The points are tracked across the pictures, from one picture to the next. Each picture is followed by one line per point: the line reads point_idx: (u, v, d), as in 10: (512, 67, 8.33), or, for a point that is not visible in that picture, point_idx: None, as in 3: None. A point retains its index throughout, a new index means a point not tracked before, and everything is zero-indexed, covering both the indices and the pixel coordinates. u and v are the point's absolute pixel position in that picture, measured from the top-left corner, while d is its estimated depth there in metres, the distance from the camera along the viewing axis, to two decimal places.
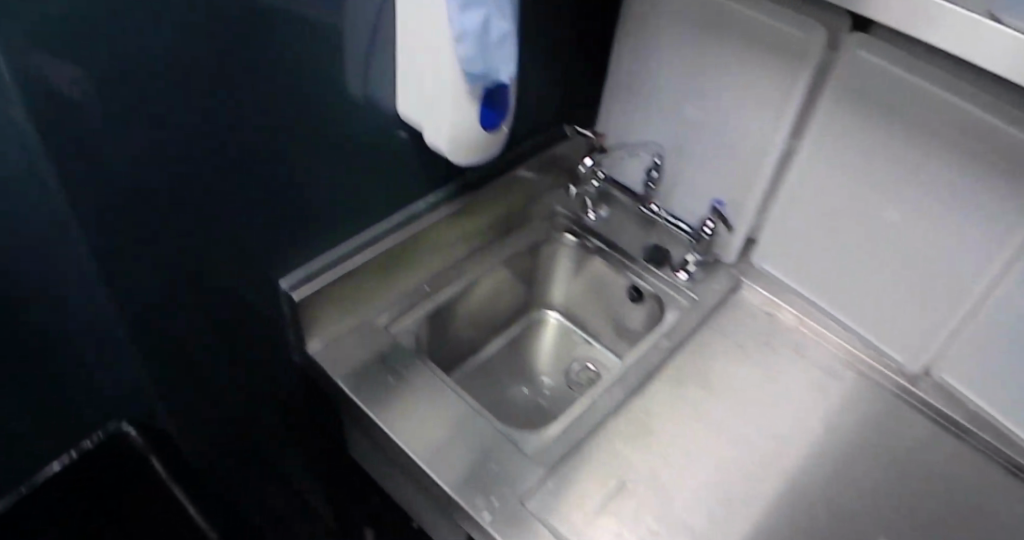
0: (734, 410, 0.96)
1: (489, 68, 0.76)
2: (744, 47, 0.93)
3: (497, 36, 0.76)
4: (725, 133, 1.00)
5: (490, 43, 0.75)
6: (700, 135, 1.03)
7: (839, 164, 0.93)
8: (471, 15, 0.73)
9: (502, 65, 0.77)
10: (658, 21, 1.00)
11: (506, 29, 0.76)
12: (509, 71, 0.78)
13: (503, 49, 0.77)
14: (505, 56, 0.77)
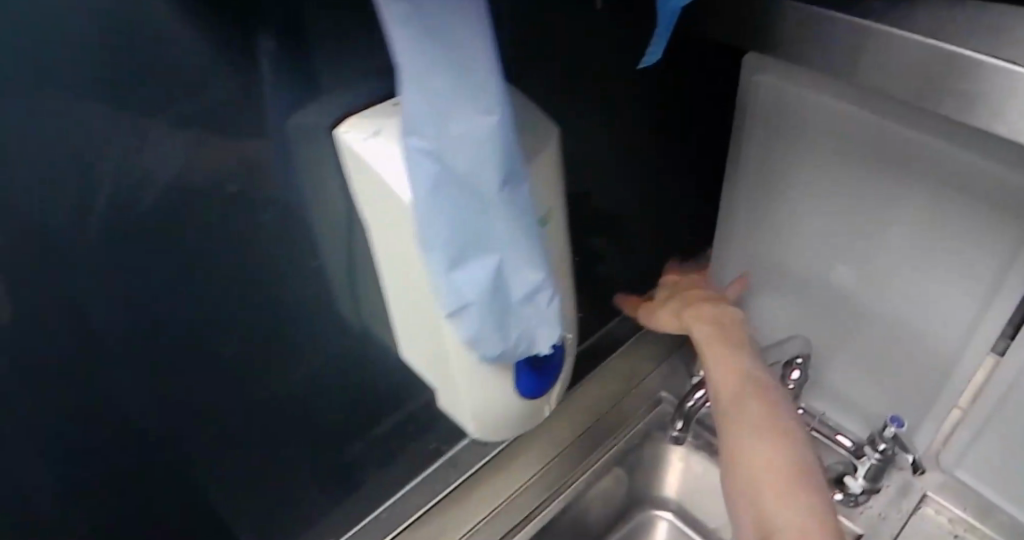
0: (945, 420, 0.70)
1: (517, 342, 0.48)
2: (933, 200, 0.59)
3: (520, 301, 0.46)
4: (906, 313, 0.67)
5: (514, 314, 0.46)
6: (863, 313, 0.70)
7: None
8: (470, 283, 0.44)
9: (541, 334, 0.48)
10: (791, 157, 0.66)
11: (535, 288, 0.46)
12: (551, 340, 0.49)
13: (537, 314, 0.47)
14: (542, 323, 0.48)
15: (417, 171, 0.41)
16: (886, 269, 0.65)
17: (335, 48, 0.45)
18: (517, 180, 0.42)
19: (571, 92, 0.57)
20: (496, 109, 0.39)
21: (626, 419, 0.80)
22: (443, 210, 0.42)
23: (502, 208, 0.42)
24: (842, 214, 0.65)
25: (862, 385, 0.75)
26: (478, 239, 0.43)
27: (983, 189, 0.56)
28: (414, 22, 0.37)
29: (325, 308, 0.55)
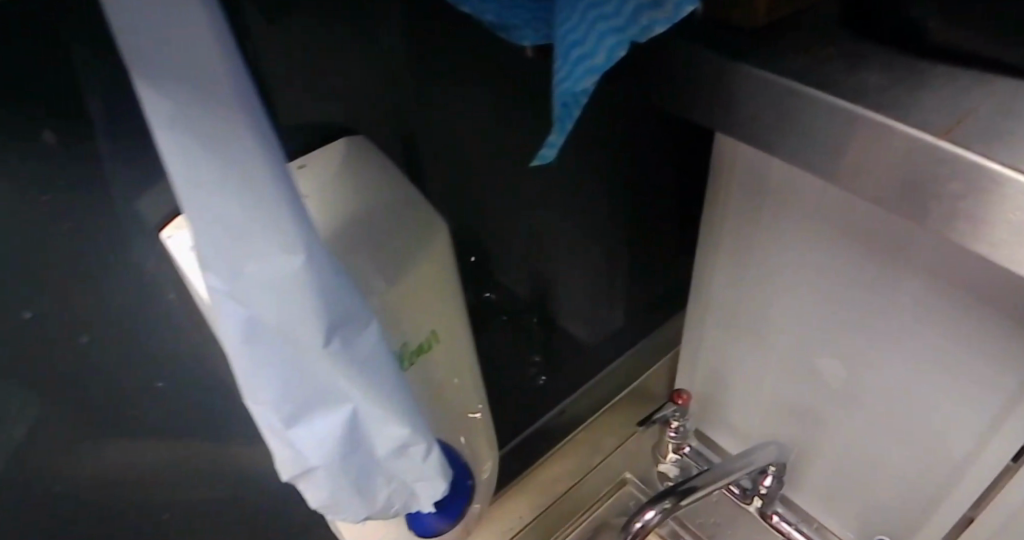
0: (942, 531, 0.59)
1: (390, 501, 0.39)
2: (934, 303, 0.48)
3: (387, 460, 0.37)
4: (900, 421, 0.56)
5: (380, 472, 0.37)
6: (852, 410, 0.59)
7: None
8: (316, 450, 0.35)
9: (421, 485, 0.40)
10: (767, 232, 0.56)
11: (404, 443, 0.37)
12: (435, 492, 0.40)
13: (411, 469, 0.38)
14: (420, 477, 0.39)
15: (226, 323, 0.31)
16: (879, 366, 0.55)
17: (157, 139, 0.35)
18: (358, 324, 0.33)
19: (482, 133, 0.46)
20: (309, 248, 0.30)
21: (588, 502, 0.73)
22: (266, 369, 0.32)
23: (338, 362, 0.33)
24: (826, 287, 0.54)
25: (850, 487, 0.64)
26: (318, 399, 0.34)
27: (1003, 298, 0.44)
28: (179, 140, 0.26)
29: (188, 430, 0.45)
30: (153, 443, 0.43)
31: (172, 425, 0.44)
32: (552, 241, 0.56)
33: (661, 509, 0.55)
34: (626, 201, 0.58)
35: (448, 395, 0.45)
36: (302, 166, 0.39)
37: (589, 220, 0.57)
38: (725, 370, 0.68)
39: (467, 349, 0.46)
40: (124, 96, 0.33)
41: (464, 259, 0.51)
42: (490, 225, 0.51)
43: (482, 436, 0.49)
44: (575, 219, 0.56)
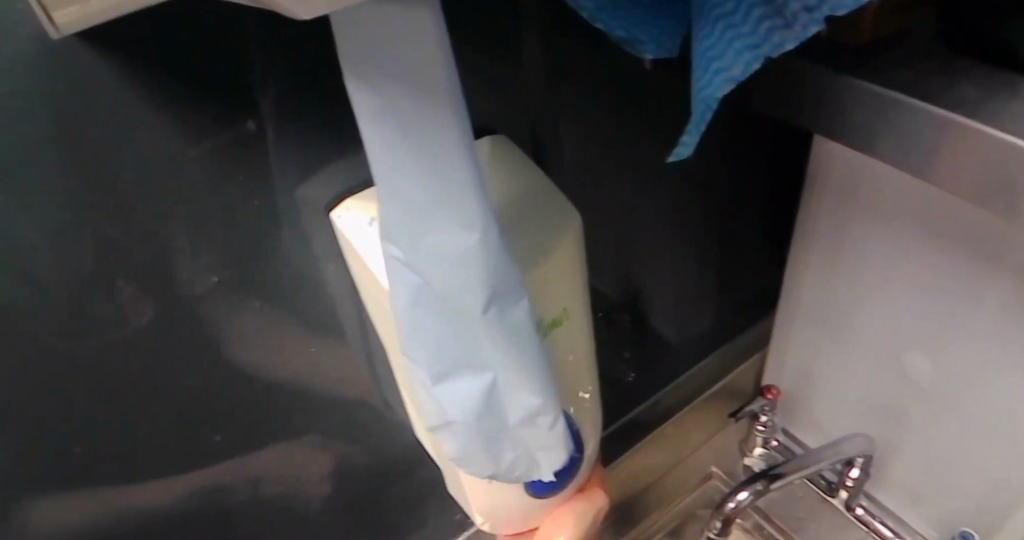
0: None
1: (512, 462, 0.45)
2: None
3: (515, 424, 0.43)
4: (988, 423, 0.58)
5: (509, 434, 0.43)
6: (940, 412, 0.62)
7: None
8: (459, 406, 0.41)
9: (541, 451, 0.45)
10: (862, 234, 0.59)
11: (532, 412, 0.42)
12: (552, 459, 0.46)
13: (535, 436, 0.44)
14: (541, 444, 0.44)
15: (401, 287, 0.38)
16: (967, 367, 0.57)
17: (333, 133, 0.42)
18: (511, 303, 0.39)
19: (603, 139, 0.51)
20: (483, 234, 0.36)
21: (677, 491, 0.76)
22: (429, 329, 0.39)
23: (491, 333, 0.38)
24: (917, 289, 0.57)
25: (935, 486, 0.66)
26: (467, 362, 0.40)
27: None
28: (395, 138, 0.33)
29: (333, 390, 0.52)
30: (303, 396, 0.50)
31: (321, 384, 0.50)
32: (652, 239, 0.61)
33: (754, 490, 0.60)
34: (721, 202, 0.63)
35: (567, 368, 0.49)
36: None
37: (685, 219, 0.62)
38: (814, 370, 0.72)
39: (587, 328, 0.49)
40: (306, 91, 0.40)
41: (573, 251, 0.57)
42: (597, 223, 0.57)
43: (592, 415, 0.53)
44: (673, 217, 0.61)
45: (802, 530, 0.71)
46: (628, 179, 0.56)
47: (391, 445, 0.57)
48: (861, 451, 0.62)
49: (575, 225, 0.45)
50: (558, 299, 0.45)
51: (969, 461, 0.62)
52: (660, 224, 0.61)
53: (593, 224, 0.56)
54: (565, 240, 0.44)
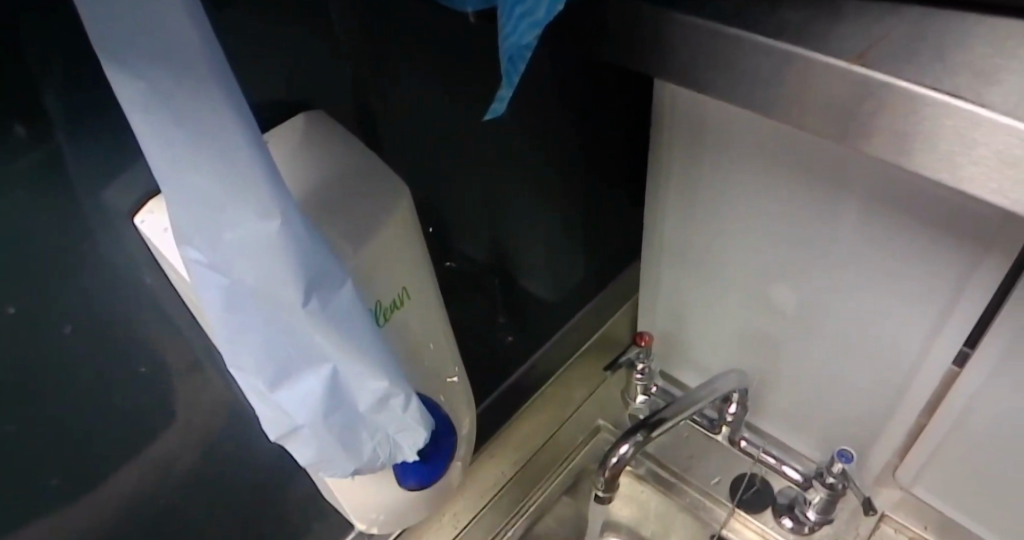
0: (892, 436, 0.64)
1: (378, 458, 0.41)
2: (874, 225, 0.52)
3: (368, 414, 0.38)
4: (853, 342, 0.61)
5: (359, 421, 0.38)
6: (806, 337, 0.64)
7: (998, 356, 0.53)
8: (301, 408, 0.37)
9: (400, 434, 0.41)
10: (711, 174, 0.60)
11: (384, 397, 0.38)
12: (417, 444, 0.41)
13: (394, 423, 0.40)
14: (403, 430, 0.40)
15: (209, 290, 0.33)
16: (827, 290, 0.59)
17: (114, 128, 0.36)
18: (334, 283, 0.35)
19: (437, 101, 0.48)
20: (284, 210, 0.32)
21: (567, 451, 0.76)
22: (251, 330, 0.34)
23: (315, 320, 0.34)
24: (771, 219, 0.58)
25: (808, 407, 0.68)
26: (300, 357, 0.35)
27: (922, 200, 0.49)
28: (160, 115, 0.28)
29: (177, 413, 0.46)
30: (145, 427, 0.45)
31: (158, 408, 0.45)
32: (510, 204, 0.59)
33: (634, 441, 0.58)
34: (577, 157, 0.61)
35: (424, 353, 0.46)
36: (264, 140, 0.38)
37: (542, 179, 0.60)
38: (688, 313, 0.72)
39: (438, 309, 0.46)
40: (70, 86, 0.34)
41: (423, 227, 0.53)
42: (446, 195, 0.53)
43: (462, 396, 0.51)
44: (529, 180, 0.59)
45: (692, 469, 0.73)
46: (477, 146, 0.53)
47: (250, 457, 0.52)
48: (734, 386, 0.62)
49: (407, 202, 0.41)
50: (394, 277, 0.41)
51: (836, 378, 0.64)
52: (516, 187, 0.58)
53: (443, 198, 0.53)
54: (392, 217, 0.40)
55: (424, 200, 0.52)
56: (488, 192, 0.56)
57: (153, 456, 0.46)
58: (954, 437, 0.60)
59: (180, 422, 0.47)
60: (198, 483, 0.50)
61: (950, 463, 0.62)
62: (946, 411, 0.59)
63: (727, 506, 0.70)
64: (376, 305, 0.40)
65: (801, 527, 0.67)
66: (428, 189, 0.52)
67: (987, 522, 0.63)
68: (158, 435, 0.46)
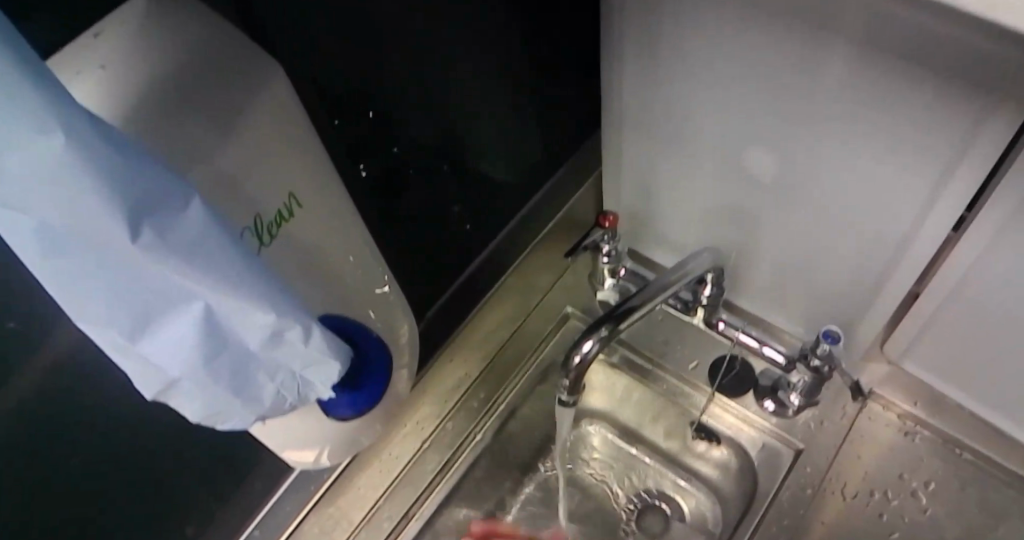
0: (881, 308, 0.59)
1: (285, 399, 0.34)
2: (866, 74, 0.44)
3: (260, 353, 0.32)
4: (840, 211, 0.54)
5: (250, 360, 0.32)
6: (788, 206, 0.57)
7: (1004, 220, 0.47)
8: (173, 359, 0.30)
9: (310, 371, 0.34)
10: (672, 22, 0.51)
11: (276, 331, 0.31)
12: (332, 378, 0.35)
13: (297, 358, 0.33)
14: (311, 364, 0.34)
15: (12, 237, 0.25)
16: (810, 154, 0.52)
17: None
18: (171, 202, 0.27)
19: None
20: (64, 121, 0.24)
21: (534, 343, 0.69)
22: (82, 278, 0.27)
23: (157, 257, 0.27)
24: (747, 72, 0.50)
25: (790, 281, 0.63)
26: (156, 300, 0.28)
27: (920, 39, 0.41)
28: None
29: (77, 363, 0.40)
30: (26, 380, 0.38)
31: (44, 360, 0.38)
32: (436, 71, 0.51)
33: (600, 337, 0.52)
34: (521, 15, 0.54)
35: (337, 267, 0.39)
36: (97, 33, 0.29)
37: (480, 43, 0.52)
38: (659, 188, 0.65)
39: (349, 212, 0.39)
40: None
41: (358, 116, 0.47)
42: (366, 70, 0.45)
43: (396, 306, 0.44)
44: (466, 46, 0.51)
45: (667, 354, 0.68)
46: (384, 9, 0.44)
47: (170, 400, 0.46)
48: (709, 266, 0.55)
49: (278, 86, 0.34)
50: (276, 184, 0.34)
51: (820, 248, 0.58)
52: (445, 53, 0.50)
53: (370, 76, 0.46)
54: (261, 110, 0.33)
55: (350, 86, 0.45)
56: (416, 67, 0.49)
57: (36, 415, 0.40)
58: (950, 308, 0.55)
59: (74, 374, 0.40)
60: (106, 435, 0.44)
61: (943, 333, 0.57)
62: (942, 279, 0.53)
63: (706, 390, 0.66)
64: (254, 221, 0.33)
65: (783, 409, 0.64)
66: (348, 73, 0.44)
67: (984, 396, 0.59)
68: (42, 388, 0.39)
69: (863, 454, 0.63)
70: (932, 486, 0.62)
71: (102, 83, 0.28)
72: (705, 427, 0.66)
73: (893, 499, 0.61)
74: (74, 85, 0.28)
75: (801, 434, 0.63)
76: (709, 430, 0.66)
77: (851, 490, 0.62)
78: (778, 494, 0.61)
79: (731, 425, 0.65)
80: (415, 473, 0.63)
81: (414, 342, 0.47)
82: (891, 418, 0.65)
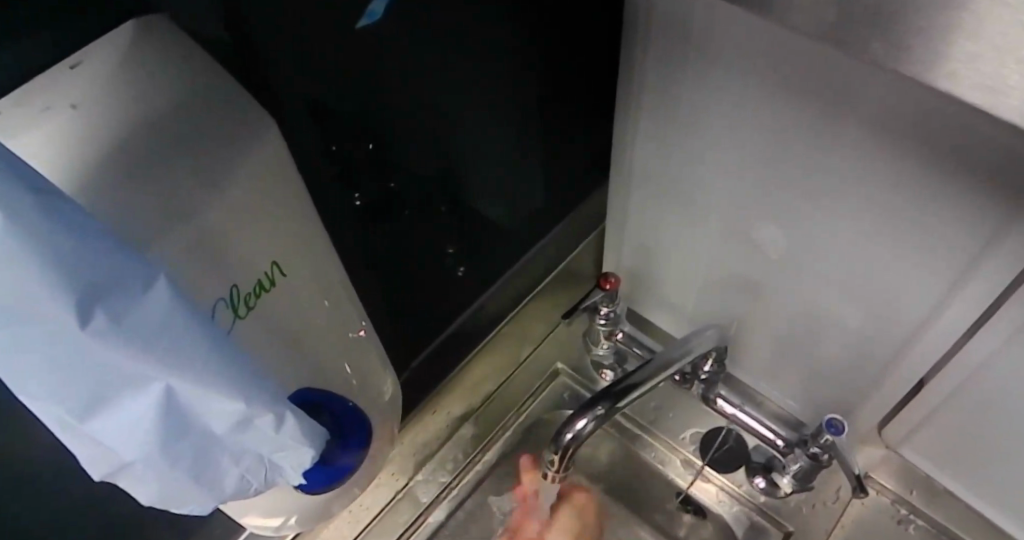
0: (881, 395, 0.57)
1: (250, 484, 0.31)
2: (887, 165, 0.43)
3: (225, 438, 0.29)
4: (848, 295, 0.52)
5: (214, 446, 0.29)
6: (793, 284, 0.55)
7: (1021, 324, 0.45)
8: (127, 446, 0.27)
9: (279, 457, 0.31)
10: (689, 87, 0.49)
11: (242, 418, 0.29)
12: (303, 463, 0.32)
13: (264, 444, 0.30)
14: (279, 450, 0.31)
15: None
16: (824, 238, 0.50)
17: None
18: (131, 284, 0.25)
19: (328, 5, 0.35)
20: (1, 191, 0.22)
21: (521, 398, 0.67)
22: (23, 361, 0.23)
23: (111, 343, 0.24)
24: (761, 146, 0.48)
25: (788, 357, 0.61)
26: (110, 384, 0.25)
27: (947, 134, 0.39)
28: None
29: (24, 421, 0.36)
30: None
31: None
32: (454, 123, 0.48)
33: (594, 416, 0.49)
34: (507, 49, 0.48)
35: (317, 335, 0.36)
36: (75, 63, 0.26)
37: (462, 81, 0.46)
38: (660, 251, 0.63)
39: (335, 277, 0.37)
40: None
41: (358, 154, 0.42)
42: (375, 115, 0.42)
43: (376, 372, 0.42)
44: (484, 99, 0.49)
45: (660, 422, 0.65)
46: (409, 60, 0.41)
47: None
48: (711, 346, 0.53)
49: (259, 142, 0.31)
50: (255, 251, 0.31)
51: (823, 329, 0.56)
52: (463, 107, 0.48)
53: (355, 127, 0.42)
54: (240, 168, 0.30)
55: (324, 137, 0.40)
56: (384, 115, 0.42)
57: None
58: (952, 402, 0.53)
59: None
60: None
61: (943, 426, 0.55)
62: (949, 373, 0.51)
63: (696, 464, 0.63)
64: (231, 292, 0.30)
65: (775, 489, 0.61)
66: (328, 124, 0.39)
67: (980, 494, 0.57)
68: None
69: None
70: None
71: (70, 121, 0.25)
72: (692, 501, 0.63)
73: None
74: (36, 125, 0.25)
75: (791, 516, 0.61)
76: (697, 503, 0.62)
77: None
78: None
79: (719, 502, 0.62)
80: (385, 524, 0.60)
81: (394, 410, 0.44)
82: (883, 504, 0.63)
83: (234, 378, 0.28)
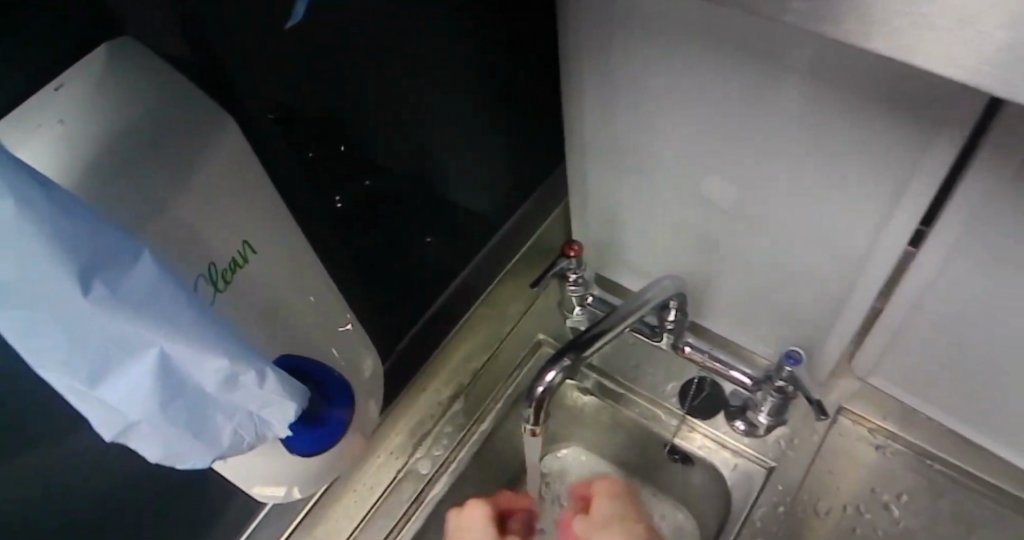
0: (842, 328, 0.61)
1: (244, 439, 0.35)
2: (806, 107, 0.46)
3: (216, 396, 0.33)
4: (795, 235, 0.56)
5: (207, 404, 0.33)
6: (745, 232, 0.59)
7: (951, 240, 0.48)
8: (132, 406, 0.31)
9: (266, 413, 0.35)
10: (622, 58, 0.53)
11: (229, 376, 0.32)
12: (289, 418, 0.36)
13: (252, 401, 0.34)
14: (265, 406, 0.35)
15: None
16: (765, 182, 0.54)
17: None
18: (118, 258, 0.29)
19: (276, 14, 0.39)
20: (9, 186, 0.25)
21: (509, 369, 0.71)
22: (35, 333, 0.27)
23: (109, 309, 0.28)
24: (694, 105, 0.52)
25: (753, 303, 0.64)
26: (111, 349, 0.29)
27: (852, 72, 0.42)
28: None
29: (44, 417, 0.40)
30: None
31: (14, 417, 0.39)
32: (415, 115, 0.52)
33: (562, 367, 0.52)
34: (453, 44, 0.51)
35: (292, 307, 0.40)
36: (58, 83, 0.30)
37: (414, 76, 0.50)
38: (622, 217, 0.67)
39: (306, 256, 0.41)
40: None
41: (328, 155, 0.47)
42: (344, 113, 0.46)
43: (357, 342, 0.46)
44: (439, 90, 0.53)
45: (640, 378, 0.69)
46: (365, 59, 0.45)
47: None
48: (670, 294, 0.56)
49: (220, 139, 0.35)
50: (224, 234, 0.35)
51: (778, 271, 0.60)
52: (421, 100, 0.52)
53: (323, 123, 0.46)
54: (203, 162, 0.34)
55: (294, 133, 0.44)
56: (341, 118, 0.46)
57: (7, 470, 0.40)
58: (906, 324, 0.57)
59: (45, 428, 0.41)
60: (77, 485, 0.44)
61: (902, 349, 0.59)
62: (897, 297, 0.55)
63: (678, 414, 0.67)
64: (208, 269, 0.34)
65: (755, 429, 0.65)
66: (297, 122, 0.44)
67: (948, 409, 0.60)
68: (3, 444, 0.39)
69: (834, 467, 0.65)
70: (903, 499, 0.63)
71: (56, 132, 0.29)
72: (679, 450, 0.66)
73: (865, 513, 0.63)
74: (28, 137, 0.29)
75: (773, 452, 0.65)
76: (683, 453, 0.66)
77: (823, 506, 0.63)
78: (748, 517, 0.62)
79: (701, 446, 0.66)
80: (392, 502, 0.64)
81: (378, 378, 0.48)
82: (861, 432, 0.66)
83: (217, 339, 0.32)
